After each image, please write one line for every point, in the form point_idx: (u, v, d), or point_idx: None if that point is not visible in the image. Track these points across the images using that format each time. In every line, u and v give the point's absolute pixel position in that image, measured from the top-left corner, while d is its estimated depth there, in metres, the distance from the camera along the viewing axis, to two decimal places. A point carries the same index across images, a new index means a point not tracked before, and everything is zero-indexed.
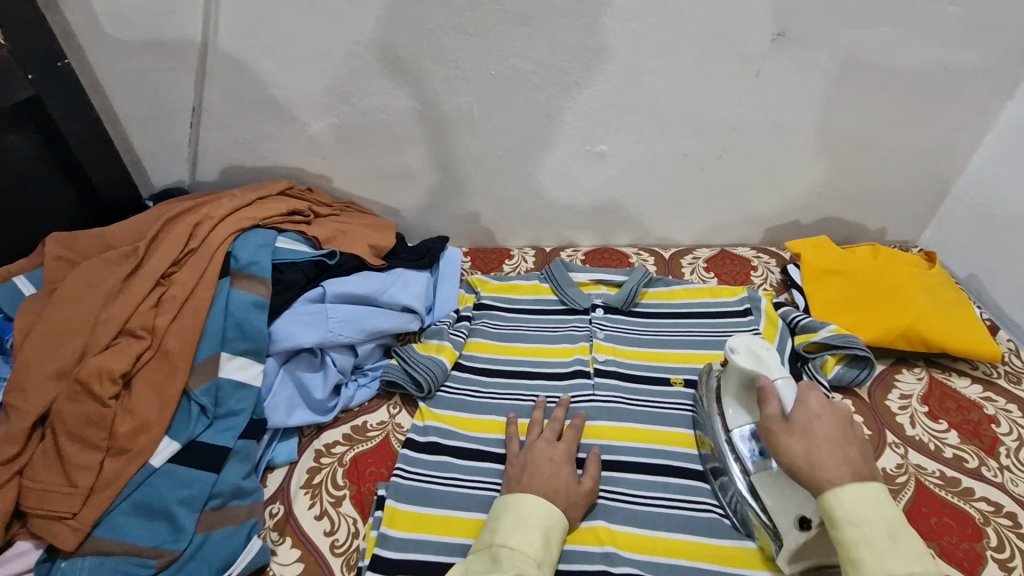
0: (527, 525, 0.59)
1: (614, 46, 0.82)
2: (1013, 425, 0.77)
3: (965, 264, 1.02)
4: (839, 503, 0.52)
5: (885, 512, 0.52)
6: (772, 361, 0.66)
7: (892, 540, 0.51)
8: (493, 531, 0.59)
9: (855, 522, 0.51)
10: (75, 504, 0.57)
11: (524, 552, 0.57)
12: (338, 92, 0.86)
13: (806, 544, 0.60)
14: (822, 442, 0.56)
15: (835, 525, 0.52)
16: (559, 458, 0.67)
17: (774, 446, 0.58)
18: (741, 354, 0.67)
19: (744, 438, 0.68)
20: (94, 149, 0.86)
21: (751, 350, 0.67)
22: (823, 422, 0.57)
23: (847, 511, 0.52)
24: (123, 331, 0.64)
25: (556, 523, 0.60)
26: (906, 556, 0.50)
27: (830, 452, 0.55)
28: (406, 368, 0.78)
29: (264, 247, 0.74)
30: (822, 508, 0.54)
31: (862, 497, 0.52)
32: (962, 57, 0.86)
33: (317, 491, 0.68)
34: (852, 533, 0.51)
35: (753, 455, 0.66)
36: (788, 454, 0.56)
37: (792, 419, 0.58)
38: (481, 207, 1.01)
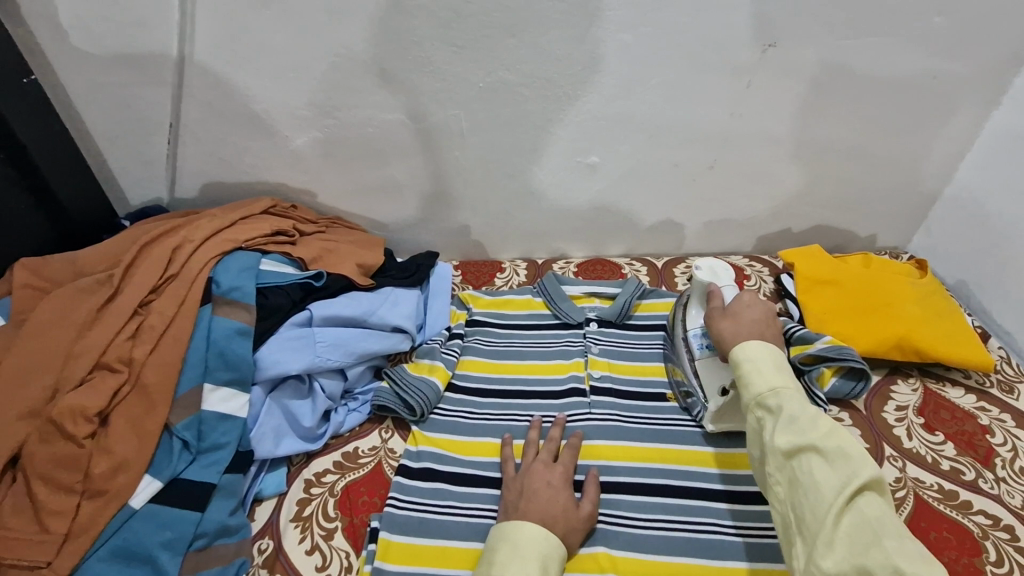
0: (525, 555, 0.57)
1: (604, 57, 0.81)
2: (1007, 435, 0.78)
3: (955, 271, 1.02)
4: (740, 348, 0.63)
5: (777, 355, 0.61)
6: (725, 274, 0.77)
7: (777, 367, 0.60)
8: (489, 563, 0.57)
9: (750, 358, 0.61)
10: (49, 553, 0.53)
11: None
12: (321, 105, 0.83)
13: (725, 408, 0.72)
14: (745, 321, 0.68)
15: (735, 363, 0.63)
16: (556, 482, 0.66)
17: (711, 327, 0.70)
18: (702, 271, 0.78)
19: (697, 335, 0.77)
20: (65, 167, 0.82)
21: (710, 264, 0.78)
22: (751, 309, 0.69)
23: (745, 351, 0.62)
24: (98, 365, 0.61)
25: (554, 553, 0.59)
26: (786, 378, 0.58)
27: (748, 327, 0.66)
28: (397, 390, 0.76)
29: (247, 271, 0.71)
30: (731, 357, 0.64)
31: (760, 345, 0.62)
32: (949, 66, 0.86)
33: (308, 524, 0.65)
34: (746, 365, 0.61)
35: (701, 347, 0.76)
36: (719, 331, 0.68)
37: (728, 308, 0.71)
38: (470, 220, 0.99)
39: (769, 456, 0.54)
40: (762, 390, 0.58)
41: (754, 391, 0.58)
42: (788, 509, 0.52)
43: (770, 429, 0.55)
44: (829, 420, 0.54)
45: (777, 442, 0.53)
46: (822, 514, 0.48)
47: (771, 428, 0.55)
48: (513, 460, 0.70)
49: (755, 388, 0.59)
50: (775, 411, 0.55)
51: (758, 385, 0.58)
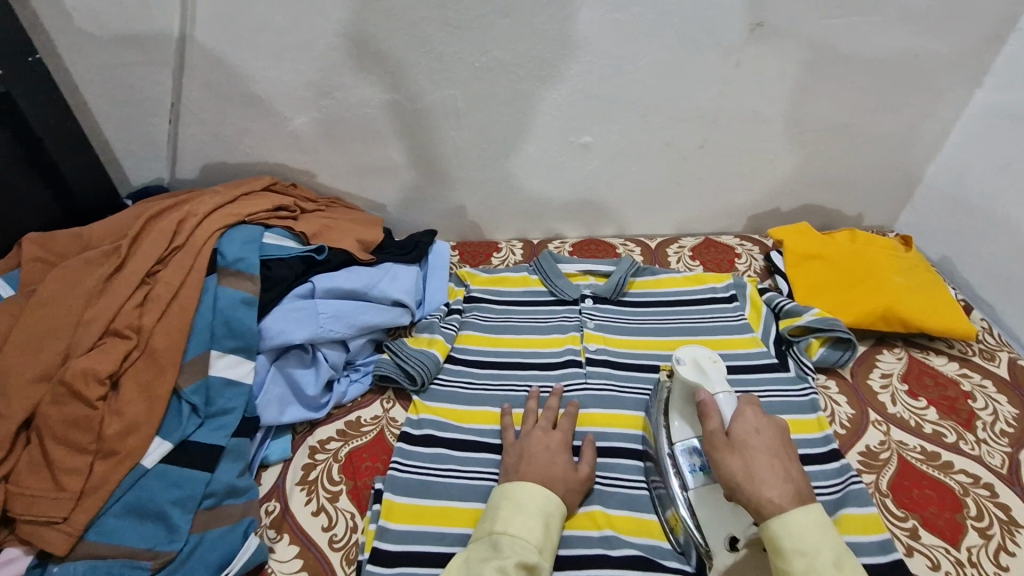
0: (526, 511, 0.59)
1: (596, 37, 0.83)
2: (988, 399, 0.81)
3: (939, 247, 1.05)
4: (784, 533, 0.52)
5: (833, 545, 0.51)
6: (716, 373, 0.66)
7: (836, 569, 0.50)
8: (493, 519, 0.59)
9: (802, 551, 0.51)
10: (65, 508, 0.55)
11: (524, 538, 0.57)
12: (320, 85, 0.85)
13: (738, 566, 0.59)
14: (759, 456, 0.57)
15: (780, 555, 0.52)
16: (555, 446, 0.68)
17: (715, 462, 0.59)
18: (686, 366, 0.67)
19: (686, 452, 0.66)
20: (69, 146, 0.84)
21: (694, 359, 0.67)
22: (759, 436, 0.59)
23: (792, 540, 0.52)
24: (108, 331, 0.63)
25: (554, 510, 0.61)
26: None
27: (767, 468, 0.56)
28: (398, 362, 0.78)
29: (251, 244, 0.72)
30: (769, 540, 0.53)
31: (807, 527, 0.52)
32: (931, 46, 0.89)
33: (313, 487, 0.67)
34: (799, 565, 0.51)
35: (694, 470, 0.65)
36: (729, 469, 0.57)
37: (732, 434, 0.59)
38: (467, 201, 1.01)
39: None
40: None
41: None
42: None
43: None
44: None
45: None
46: None
47: None
48: (512, 427, 0.72)
49: None
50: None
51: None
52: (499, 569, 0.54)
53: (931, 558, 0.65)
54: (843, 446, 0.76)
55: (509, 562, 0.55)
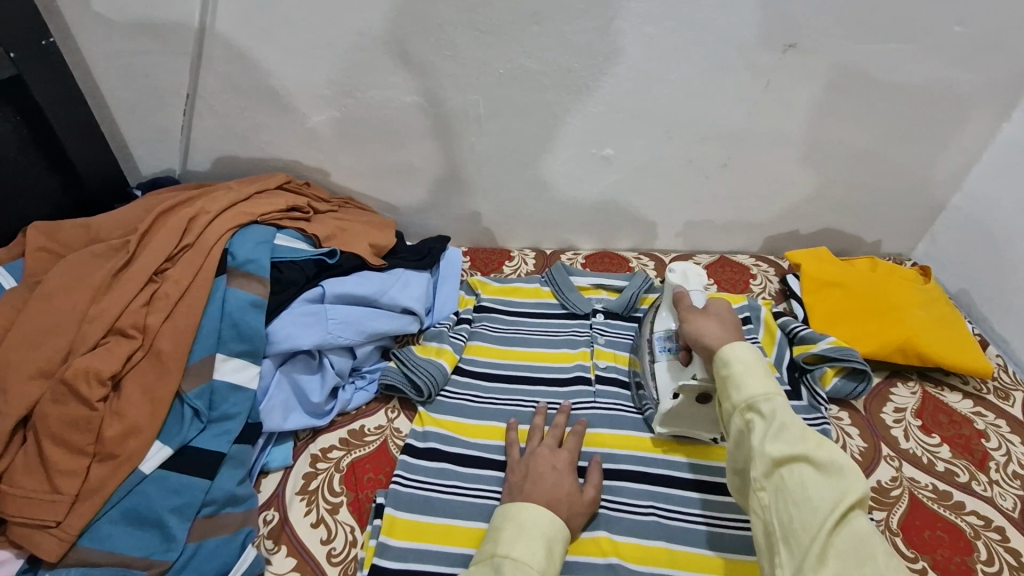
0: (531, 536, 0.57)
1: (624, 50, 0.81)
2: (1002, 440, 0.79)
3: (957, 279, 1.04)
4: (730, 348, 0.61)
5: (764, 357, 0.60)
6: (697, 280, 0.73)
7: (766, 371, 0.59)
8: (495, 541, 0.57)
9: (741, 358, 0.59)
10: (59, 512, 0.54)
11: (527, 564, 0.55)
12: (340, 84, 0.83)
13: (675, 412, 0.71)
14: (726, 324, 0.66)
15: (724, 362, 0.60)
16: (561, 467, 0.66)
17: (689, 322, 0.68)
18: (675, 273, 0.74)
19: (661, 338, 0.74)
20: (81, 133, 0.82)
21: (684, 269, 0.75)
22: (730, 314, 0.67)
23: (735, 352, 0.60)
24: (113, 330, 0.61)
25: (557, 533, 0.59)
26: (777, 385, 0.58)
27: (730, 328, 0.66)
28: (406, 371, 0.76)
29: (263, 245, 0.71)
30: (718, 356, 0.61)
31: (750, 347, 0.61)
32: (964, 77, 0.87)
33: (313, 498, 0.66)
34: (737, 366, 0.59)
35: (662, 350, 0.73)
36: (699, 325, 0.66)
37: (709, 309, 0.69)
38: (482, 207, 0.99)
39: (756, 462, 0.53)
40: (755, 394, 0.57)
41: (748, 394, 0.57)
42: (771, 517, 0.52)
43: (760, 434, 0.55)
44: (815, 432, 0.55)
45: (769, 450, 0.53)
46: (814, 531, 0.49)
47: (761, 434, 0.54)
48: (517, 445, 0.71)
49: (747, 392, 0.57)
50: (769, 418, 0.55)
51: (753, 388, 0.57)
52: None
53: None
54: None
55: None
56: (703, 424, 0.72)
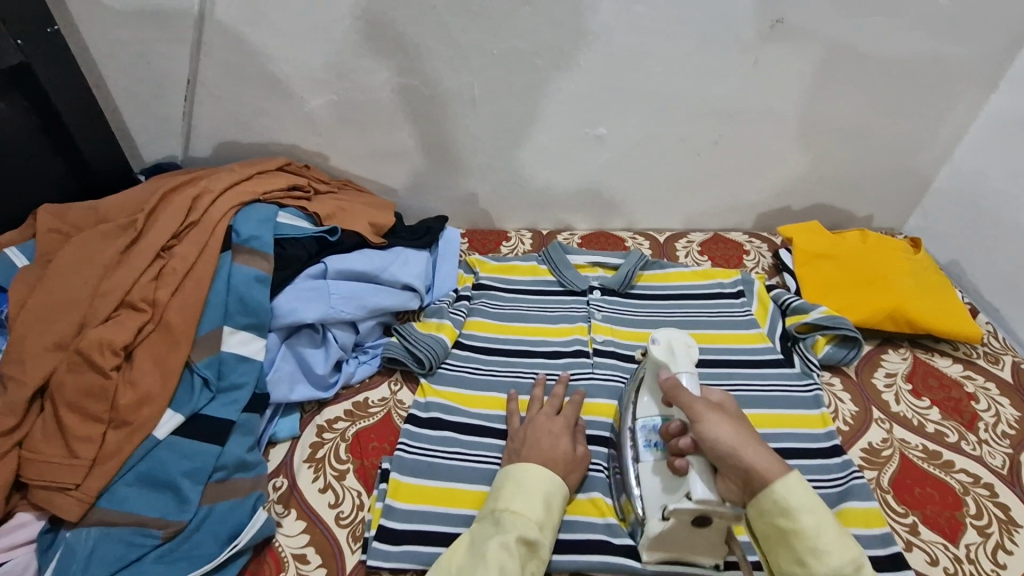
0: (528, 491, 0.59)
1: (614, 28, 0.83)
2: (991, 402, 0.81)
3: (947, 250, 1.05)
4: (789, 492, 0.51)
5: (820, 497, 0.52)
6: (685, 356, 0.65)
7: (835, 524, 0.51)
8: (495, 498, 0.59)
9: (808, 509, 0.51)
10: (78, 475, 0.56)
11: (526, 516, 0.58)
12: (337, 68, 0.85)
13: (665, 535, 0.59)
14: (739, 428, 0.56)
15: (791, 517, 0.51)
16: (558, 430, 0.68)
17: (704, 429, 0.55)
18: (659, 346, 0.67)
19: (646, 429, 0.65)
20: (86, 120, 0.84)
21: (669, 340, 0.67)
22: (735, 417, 0.58)
23: (799, 500, 0.51)
24: (124, 304, 0.63)
25: (555, 489, 0.61)
26: (851, 539, 0.51)
27: (753, 438, 0.55)
28: (407, 346, 0.78)
29: (266, 223, 0.73)
30: (773, 501, 0.51)
31: (805, 487, 0.52)
32: (949, 49, 0.89)
33: (320, 465, 0.68)
34: (809, 522, 0.51)
35: (648, 446, 0.64)
36: (721, 433, 0.54)
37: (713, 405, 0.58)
38: (479, 188, 1.01)
39: None
40: (841, 565, 0.49)
41: (835, 568, 0.49)
42: None
43: None
44: None
45: None
46: None
47: None
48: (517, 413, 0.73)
49: (832, 564, 0.49)
50: None
51: (839, 560, 0.49)
52: (503, 545, 0.55)
53: (929, 554, 0.65)
54: (845, 443, 0.76)
55: (512, 537, 0.56)
56: (702, 548, 0.60)
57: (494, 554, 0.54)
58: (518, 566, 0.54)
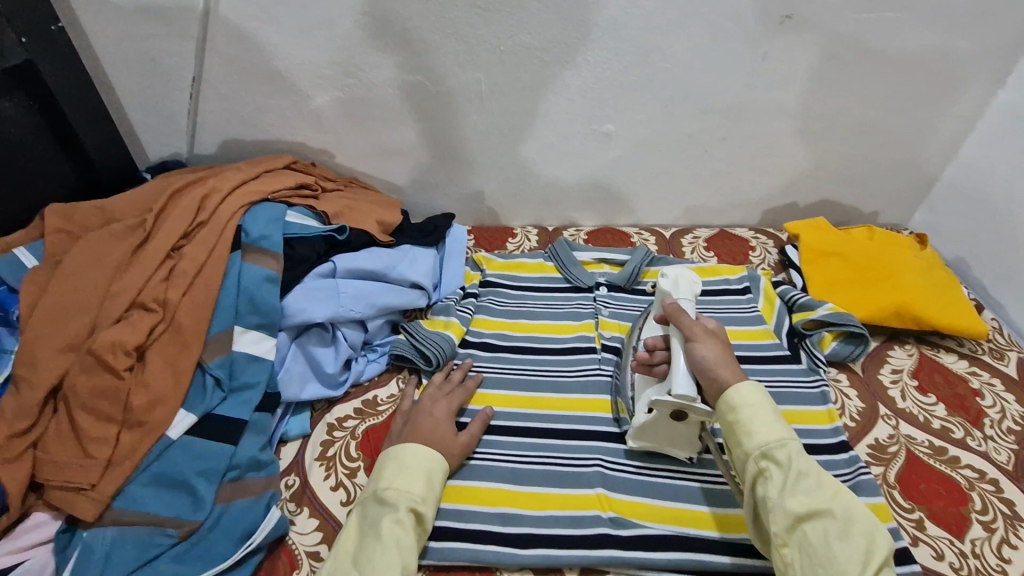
0: (410, 469, 0.61)
1: (621, 23, 0.82)
2: (997, 398, 0.82)
3: (953, 246, 1.05)
4: (738, 394, 0.61)
5: (767, 399, 0.62)
6: (687, 289, 0.74)
7: (773, 416, 0.61)
8: (377, 479, 0.61)
9: (746, 404, 0.61)
10: (93, 476, 0.56)
11: (409, 491, 0.59)
12: (342, 64, 0.84)
13: (648, 426, 0.68)
14: (721, 350, 0.65)
15: (732, 408, 0.61)
16: (439, 414, 0.69)
17: (693, 347, 0.65)
18: (666, 279, 0.76)
19: (647, 344, 0.75)
20: (90, 117, 0.84)
21: (676, 276, 0.76)
22: (723, 342, 0.67)
23: (741, 396, 0.61)
24: (135, 304, 0.63)
25: (436, 465, 0.63)
26: (786, 430, 0.60)
27: (730, 359, 0.65)
28: (414, 343, 0.79)
29: (275, 222, 0.73)
30: (722, 399, 0.62)
31: (752, 388, 0.62)
32: (957, 44, 0.88)
33: (331, 463, 0.68)
34: (744, 412, 0.61)
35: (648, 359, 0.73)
36: (706, 352, 0.64)
37: (706, 328, 0.67)
38: (485, 185, 1.01)
39: (777, 516, 0.55)
40: (769, 440, 0.59)
41: (762, 442, 0.59)
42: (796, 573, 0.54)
43: (778, 485, 0.56)
44: (827, 479, 0.58)
45: (789, 504, 0.55)
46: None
47: (780, 486, 0.56)
48: (411, 398, 0.74)
49: (760, 439, 0.59)
50: (785, 465, 0.57)
51: (767, 436, 0.59)
52: (395, 521, 0.56)
53: (935, 549, 0.66)
54: (851, 438, 0.77)
55: (401, 510, 0.57)
56: (678, 441, 0.69)
57: (389, 531, 0.56)
58: (412, 536, 0.56)
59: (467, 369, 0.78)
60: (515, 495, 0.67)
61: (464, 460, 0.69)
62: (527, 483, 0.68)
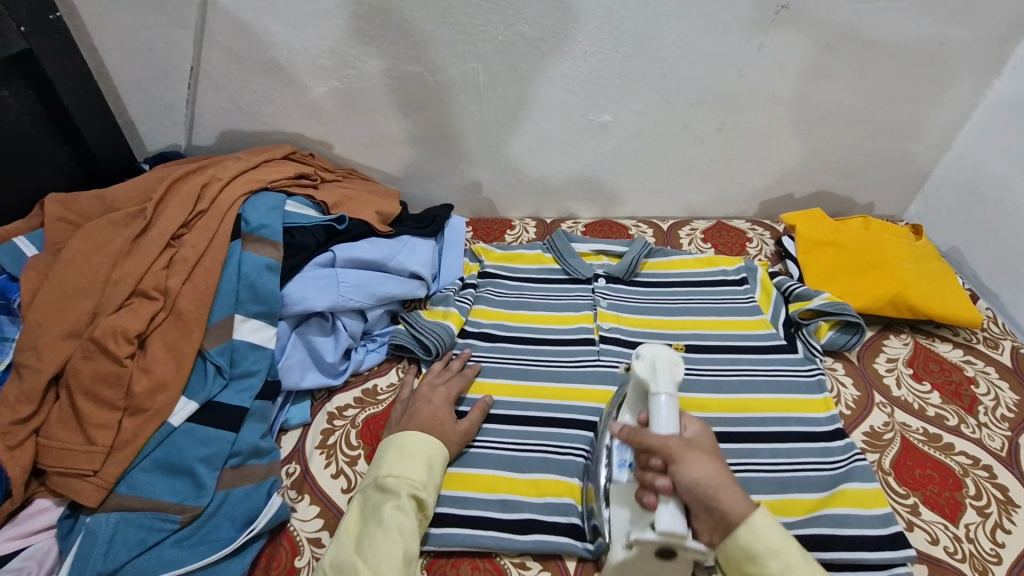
0: (410, 455, 0.61)
1: (618, 14, 0.82)
2: (991, 385, 0.82)
3: (948, 237, 1.06)
4: (755, 537, 0.53)
5: (785, 532, 0.54)
6: (666, 377, 0.60)
7: (800, 557, 0.53)
8: (377, 466, 0.61)
9: (774, 552, 0.52)
10: (96, 461, 0.57)
11: (409, 477, 0.60)
12: (341, 55, 0.84)
13: (631, 563, 0.58)
14: (710, 466, 0.55)
15: (757, 561, 0.52)
16: (438, 400, 0.70)
17: (680, 468, 0.54)
18: (642, 362, 0.62)
19: (620, 450, 0.62)
20: (89, 107, 0.84)
21: (653, 357, 0.62)
22: (711, 452, 0.57)
23: (764, 544, 0.52)
24: (136, 292, 0.63)
25: (436, 452, 0.63)
26: (816, 570, 0.53)
27: (723, 473, 0.55)
28: (413, 333, 0.79)
29: (274, 211, 0.73)
30: (739, 546, 0.53)
31: (770, 526, 0.53)
32: (953, 34, 0.89)
33: (331, 451, 0.68)
34: (774, 565, 0.52)
35: (621, 466, 0.61)
36: (697, 475, 0.53)
37: (686, 439, 0.56)
38: (483, 176, 1.01)
39: None
40: None
41: None
42: None
43: None
44: None
45: None
46: None
47: None
48: (410, 386, 0.74)
49: None
50: None
51: None
52: (396, 507, 0.57)
53: (930, 533, 0.67)
54: (847, 426, 0.78)
55: (401, 497, 0.58)
56: None
57: (390, 516, 0.56)
58: (413, 523, 0.57)
59: (465, 359, 0.78)
60: (514, 482, 0.68)
61: (464, 448, 0.70)
62: (527, 470, 0.69)
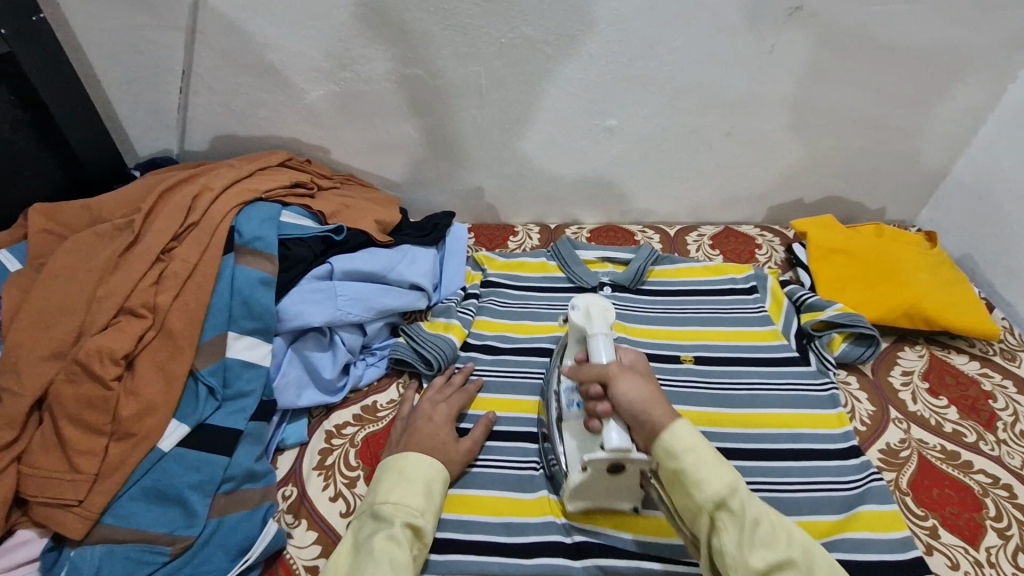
0: (407, 480, 0.59)
1: (624, 15, 0.79)
2: (1009, 400, 0.80)
3: (960, 244, 1.04)
4: (673, 436, 0.55)
5: (706, 438, 0.55)
6: (600, 320, 0.64)
7: (716, 457, 0.55)
8: (374, 492, 0.58)
9: (692, 450, 0.54)
10: (81, 491, 0.54)
11: (406, 504, 0.57)
12: (338, 57, 0.81)
13: (585, 486, 0.59)
14: (644, 385, 0.58)
15: (672, 456, 0.54)
16: (439, 418, 0.67)
17: (614, 386, 0.57)
18: (577, 311, 0.66)
19: (568, 391, 0.66)
20: (76, 112, 0.80)
21: (587, 305, 0.66)
22: (642, 374, 0.61)
23: (678, 441, 0.54)
24: (123, 309, 0.60)
25: (436, 475, 0.61)
26: (731, 471, 0.54)
27: (654, 392, 0.58)
28: (414, 346, 0.76)
29: (269, 222, 0.70)
30: (657, 445, 0.55)
31: (688, 429, 0.55)
32: (969, 37, 0.86)
33: (329, 472, 0.66)
34: (688, 460, 0.54)
35: (571, 405, 0.64)
36: (629, 391, 0.56)
37: (621, 364, 0.60)
38: (484, 181, 0.98)
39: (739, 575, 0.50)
40: (718, 490, 0.52)
41: (712, 494, 0.52)
42: None
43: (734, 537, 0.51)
44: (777, 518, 0.54)
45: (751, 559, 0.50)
46: None
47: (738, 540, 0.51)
48: (411, 403, 0.72)
49: (710, 491, 0.52)
50: (741, 516, 0.51)
51: (716, 485, 0.52)
52: (389, 536, 0.54)
53: (950, 557, 0.64)
54: (862, 442, 0.75)
55: (397, 525, 0.55)
56: (619, 494, 0.61)
57: (383, 546, 0.53)
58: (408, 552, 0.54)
59: (467, 373, 0.75)
60: (519, 504, 0.65)
61: (466, 467, 0.67)
62: (537, 489, 0.66)
